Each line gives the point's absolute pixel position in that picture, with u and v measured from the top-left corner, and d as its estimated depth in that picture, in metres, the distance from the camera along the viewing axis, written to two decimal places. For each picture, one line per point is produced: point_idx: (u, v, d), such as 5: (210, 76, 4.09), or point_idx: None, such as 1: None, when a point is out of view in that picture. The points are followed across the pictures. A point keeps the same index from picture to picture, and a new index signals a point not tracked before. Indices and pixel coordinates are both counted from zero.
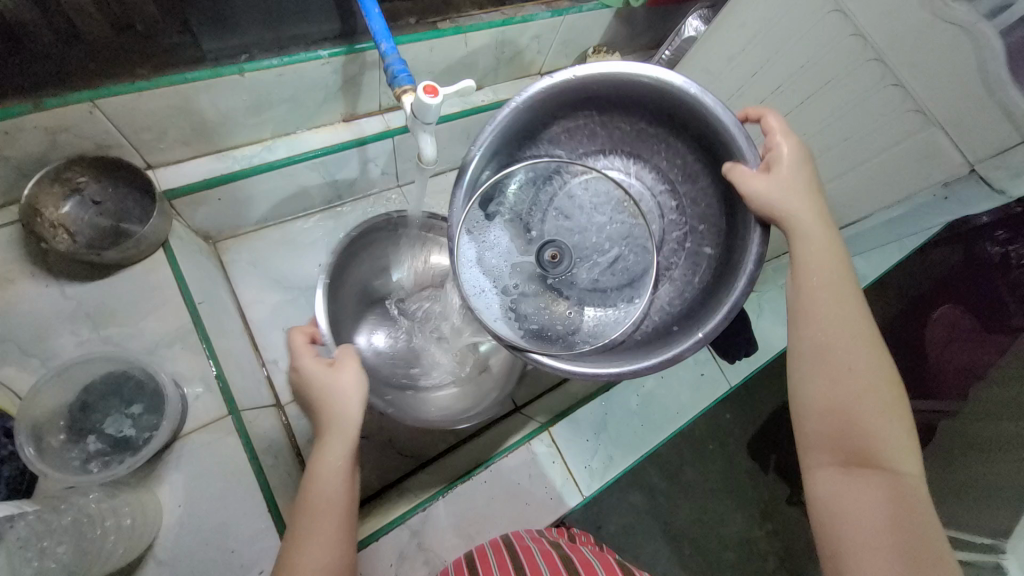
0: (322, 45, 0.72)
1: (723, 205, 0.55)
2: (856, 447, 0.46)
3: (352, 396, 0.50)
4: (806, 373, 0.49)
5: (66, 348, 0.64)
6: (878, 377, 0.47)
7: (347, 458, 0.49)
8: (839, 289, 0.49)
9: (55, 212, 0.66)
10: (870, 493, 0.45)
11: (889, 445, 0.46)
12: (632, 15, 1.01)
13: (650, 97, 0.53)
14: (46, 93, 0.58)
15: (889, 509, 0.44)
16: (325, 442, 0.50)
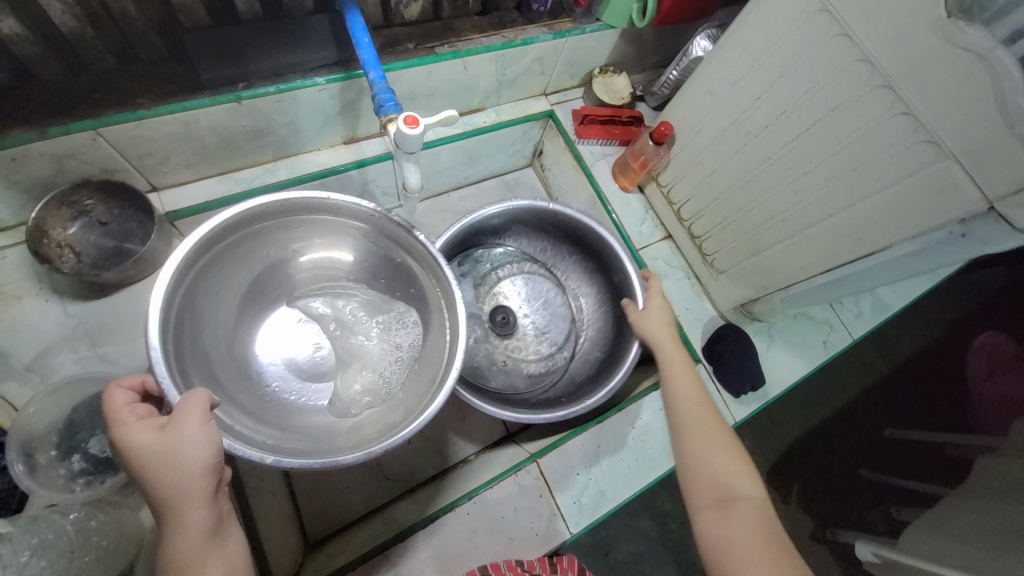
0: (319, 72, 0.73)
1: (615, 329, 0.90)
2: (721, 486, 0.58)
3: (195, 459, 0.42)
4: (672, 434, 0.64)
5: (65, 364, 0.66)
6: (721, 430, 0.62)
7: (205, 528, 0.43)
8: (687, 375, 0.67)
9: (61, 233, 0.70)
10: (740, 520, 0.55)
11: (738, 484, 0.58)
12: (639, 35, 0.99)
13: (580, 236, 0.91)
14: (51, 123, 0.61)
15: (758, 531, 0.54)
16: (172, 521, 0.42)
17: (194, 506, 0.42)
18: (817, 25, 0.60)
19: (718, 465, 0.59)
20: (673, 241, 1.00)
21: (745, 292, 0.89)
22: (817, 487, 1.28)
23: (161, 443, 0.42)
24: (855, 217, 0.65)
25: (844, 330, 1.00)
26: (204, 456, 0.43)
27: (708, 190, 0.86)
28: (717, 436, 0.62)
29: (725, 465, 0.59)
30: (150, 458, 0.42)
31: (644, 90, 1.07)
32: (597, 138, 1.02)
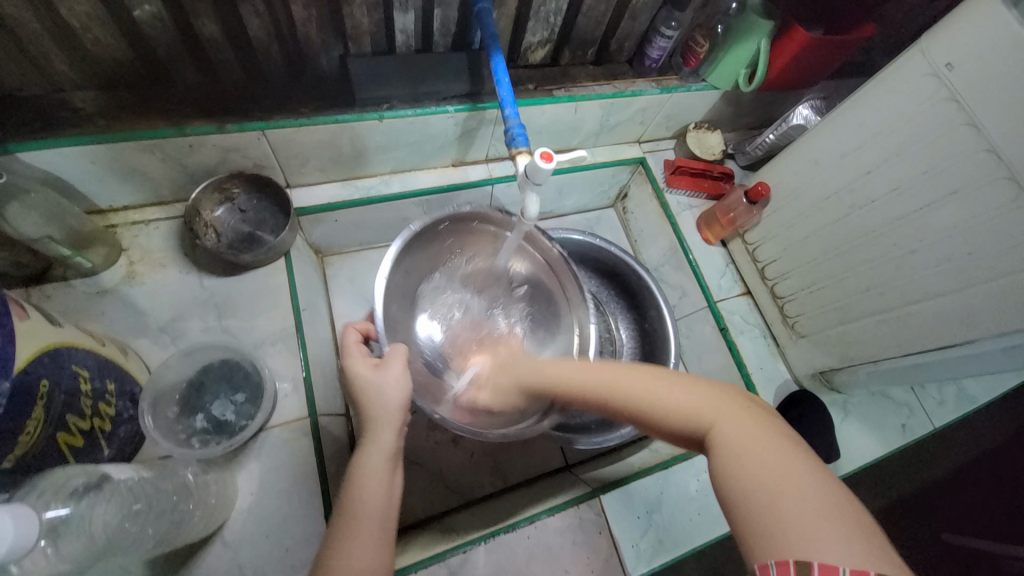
0: (450, 102, 0.81)
1: None
2: (731, 454, 0.41)
3: (394, 398, 0.57)
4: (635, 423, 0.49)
5: (192, 331, 0.74)
6: (666, 388, 0.48)
7: (389, 456, 0.54)
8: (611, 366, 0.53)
9: (210, 214, 0.78)
10: (770, 480, 0.38)
11: (736, 437, 0.42)
12: (739, 98, 1.03)
13: (632, 279, 1.00)
14: (227, 119, 0.70)
15: (792, 475, 0.38)
16: (369, 442, 0.55)
17: (385, 432, 0.56)
18: (941, 111, 0.62)
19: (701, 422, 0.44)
20: (751, 298, 1.00)
21: (825, 359, 0.88)
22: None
23: (374, 377, 0.57)
24: (966, 301, 0.65)
25: (925, 416, 0.96)
26: (402, 395, 0.58)
27: (799, 254, 0.87)
28: (681, 393, 0.47)
29: (709, 416, 0.44)
30: (368, 388, 0.57)
31: (736, 148, 1.10)
32: (686, 188, 1.05)
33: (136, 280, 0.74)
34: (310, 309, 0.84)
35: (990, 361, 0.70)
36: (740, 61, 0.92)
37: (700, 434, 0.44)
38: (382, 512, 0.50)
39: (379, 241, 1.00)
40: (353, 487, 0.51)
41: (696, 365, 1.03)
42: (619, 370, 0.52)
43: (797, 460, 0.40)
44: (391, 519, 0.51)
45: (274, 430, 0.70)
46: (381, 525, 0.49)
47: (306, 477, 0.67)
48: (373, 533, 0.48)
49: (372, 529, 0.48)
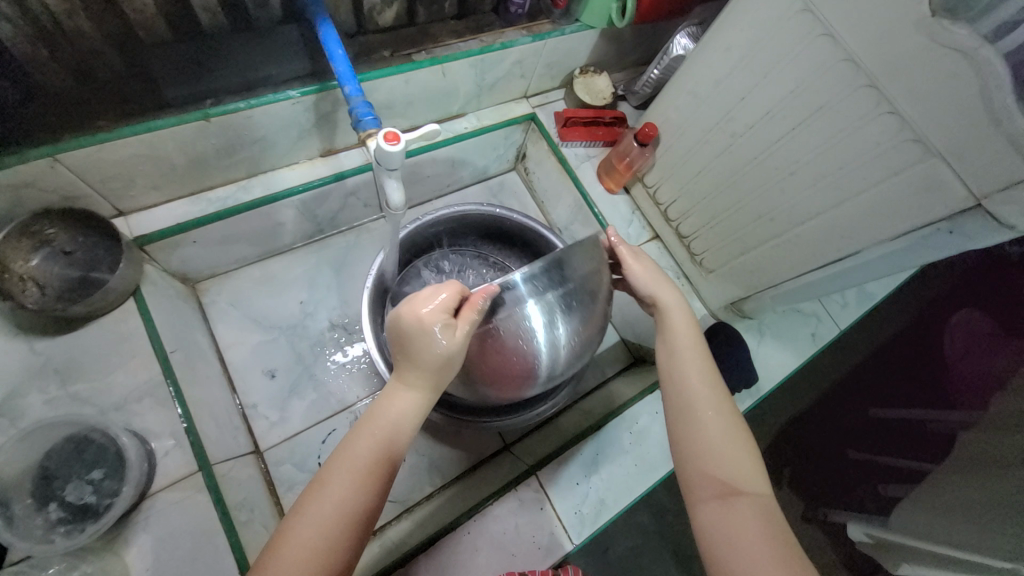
0: (291, 85, 0.70)
1: None
2: (722, 475, 0.54)
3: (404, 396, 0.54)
4: (691, 433, 0.57)
5: (32, 407, 0.62)
6: (726, 422, 0.57)
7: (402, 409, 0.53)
8: (715, 377, 0.61)
9: (22, 265, 0.66)
10: (740, 509, 0.51)
11: (738, 472, 0.54)
12: (620, 34, 0.98)
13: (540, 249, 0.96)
14: (3, 151, 0.57)
15: (767, 527, 0.50)
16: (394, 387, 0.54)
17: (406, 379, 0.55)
18: (800, 24, 0.60)
19: (712, 435, 0.56)
20: (661, 241, 0.99)
21: (733, 291, 0.89)
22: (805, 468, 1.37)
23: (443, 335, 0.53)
24: (846, 215, 0.65)
25: (831, 321, 1.00)
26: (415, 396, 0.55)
27: (693, 191, 0.86)
28: (725, 429, 0.56)
29: (733, 467, 0.54)
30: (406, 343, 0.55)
31: (626, 89, 1.06)
32: (581, 140, 1.00)
33: None
34: (185, 348, 0.73)
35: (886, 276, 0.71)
36: None
37: (724, 477, 0.54)
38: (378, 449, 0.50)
39: (258, 254, 0.89)
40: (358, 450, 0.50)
41: (619, 318, 1.02)
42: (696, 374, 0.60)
43: (778, 524, 0.50)
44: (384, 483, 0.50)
45: (160, 494, 0.62)
46: (369, 476, 0.48)
47: (209, 537, 0.60)
48: (355, 491, 0.47)
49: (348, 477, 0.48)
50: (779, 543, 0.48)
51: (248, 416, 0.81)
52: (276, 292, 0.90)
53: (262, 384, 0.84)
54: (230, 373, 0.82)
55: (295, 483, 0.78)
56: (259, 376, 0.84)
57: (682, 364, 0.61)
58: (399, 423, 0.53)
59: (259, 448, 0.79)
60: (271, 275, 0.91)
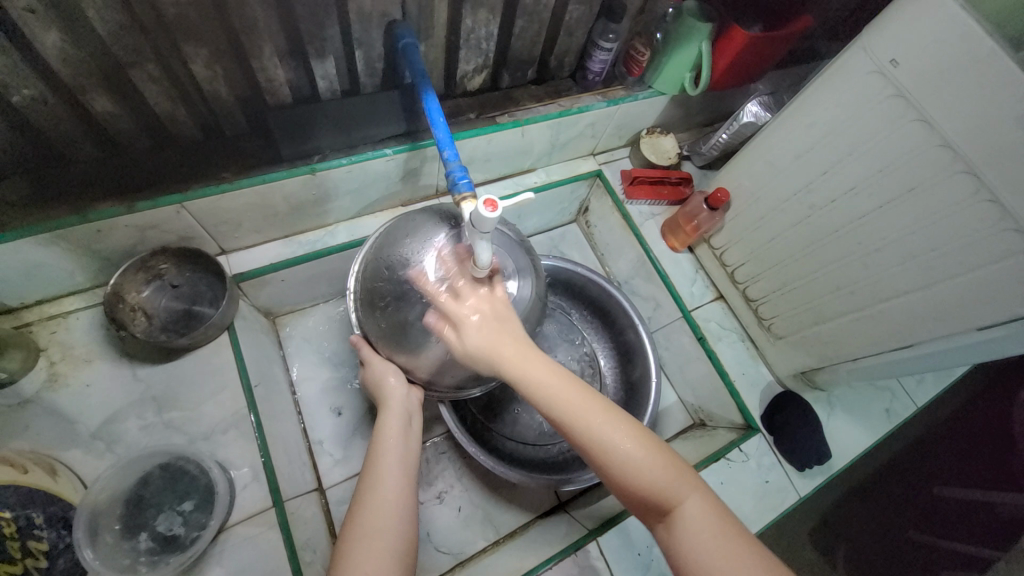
0: (387, 143, 0.76)
1: (628, 390, 0.94)
2: (650, 496, 0.52)
3: (395, 424, 0.64)
4: (612, 467, 0.53)
5: (130, 432, 0.66)
6: (634, 436, 0.54)
7: (398, 430, 0.64)
8: (583, 395, 0.54)
9: (135, 296, 0.71)
10: (685, 522, 0.51)
11: (665, 484, 0.52)
12: (689, 100, 1.01)
13: (606, 304, 0.97)
14: (139, 196, 0.63)
15: (715, 523, 0.51)
16: (387, 415, 0.65)
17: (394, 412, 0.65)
18: (892, 107, 0.61)
19: (631, 462, 0.52)
20: (725, 302, 0.98)
21: (804, 360, 0.86)
22: (862, 546, 1.27)
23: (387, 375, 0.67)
24: (938, 296, 0.63)
25: (907, 397, 0.95)
26: (405, 413, 0.66)
27: (764, 256, 0.86)
28: (632, 444, 0.53)
29: (665, 480, 0.52)
30: (382, 383, 0.68)
31: (691, 150, 1.08)
32: (646, 198, 1.02)
33: (61, 383, 0.66)
34: (265, 382, 0.77)
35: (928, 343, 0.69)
36: (682, 65, 0.90)
37: (669, 504, 0.52)
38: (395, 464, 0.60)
39: (334, 293, 0.94)
40: (381, 451, 0.62)
41: (678, 376, 1.01)
42: (558, 389, 0.54)
43: (726, 523, 0.51)
44: (410, 470, 0.61)
45: (235, 529, 0.63)
46: (397, 474, 0.59)
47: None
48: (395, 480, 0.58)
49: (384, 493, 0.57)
50: (724, 542, 0.49)
51: (314, 452, 0.83)
52: (347, 330, 0.94)
53: (328, 421, 0.86)
54: (300, 407, 0.85)
55: None
56: (326, 412, 0.86)
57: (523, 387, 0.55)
58: (399, 442, 0.63)
59: (322, 486, 0.80)
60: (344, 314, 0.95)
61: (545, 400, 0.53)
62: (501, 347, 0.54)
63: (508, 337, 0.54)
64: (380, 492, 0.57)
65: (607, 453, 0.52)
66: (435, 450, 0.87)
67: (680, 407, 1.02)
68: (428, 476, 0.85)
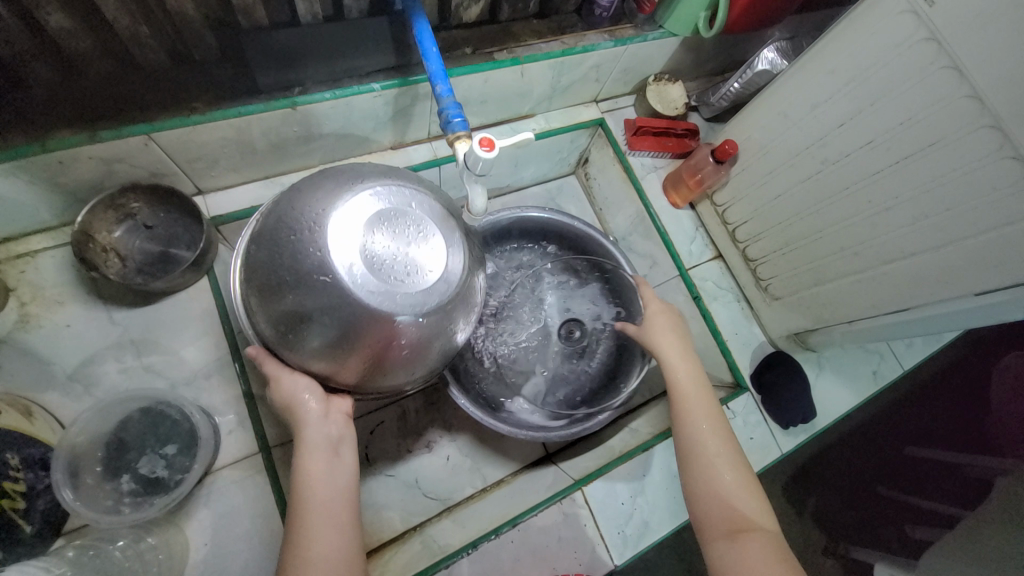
0: (374, 77, 0.70)
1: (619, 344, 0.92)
2: (732, 513, 0.58)
3: (320, 462, 0.53)
4: (721, 475, 0.61)
5: (109, 375, 0.64)
6: (738, 464, 0.62)
7: (326, 467, 0.53)
8: (714, 415, 0.66)
9: (106, 236, 0.67)
10: (749, 545, 0.56)
11: (750, 509, 0.59)
12: (701, 43, 0.94)
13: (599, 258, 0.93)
14: (102, 125, 0.58)
15: (775, 562, 0.54)
16: (307, 450, 0.53)
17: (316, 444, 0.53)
18: (922, 54, 0.56)
19: (729, 480, 0.61)
20: (723, 261, 0.96)
21: (799, 321, 0.85)
22: (829, 499, 1.33)
23: (300, 400, 0.52)
24: (944, 259, 0.61)
25: (895, 360, 0.96)
26: (337, 434, 0.54)
27: (769, 214, 0.83)
28: (735, 472, 0.61)
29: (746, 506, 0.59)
30: (293, 403, 0.53)
31: (699, 100, 1.02)
32: (649, 150, 0.98)
33: (32, 324, 0.63)
34: None
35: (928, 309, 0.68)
36: (699, 3, 0.82)
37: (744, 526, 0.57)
38: (332, 507, 0.52)
39: None
40: (306, 500, 0.52)
41: None
42: (708, 420, 0.65)
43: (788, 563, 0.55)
44: (344, 515, 0.52)
45: (222, 472, 0.63)
46: (337, 520, 0.52)
47: (265, 519, 0.62)
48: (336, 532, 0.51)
49: (327, 544, 0.50)
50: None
51: None
52: None
53: None
54: None
55: None
56: None
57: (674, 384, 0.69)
58: (331, 484, 0.53)
59: None
60: None
61: (680, 396, 0.67)
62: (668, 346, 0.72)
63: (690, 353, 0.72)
64: (313, 558, 0.49)
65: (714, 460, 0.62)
66: (424, 401, 0.87)
67: None
68: (417, 426, 0.85)
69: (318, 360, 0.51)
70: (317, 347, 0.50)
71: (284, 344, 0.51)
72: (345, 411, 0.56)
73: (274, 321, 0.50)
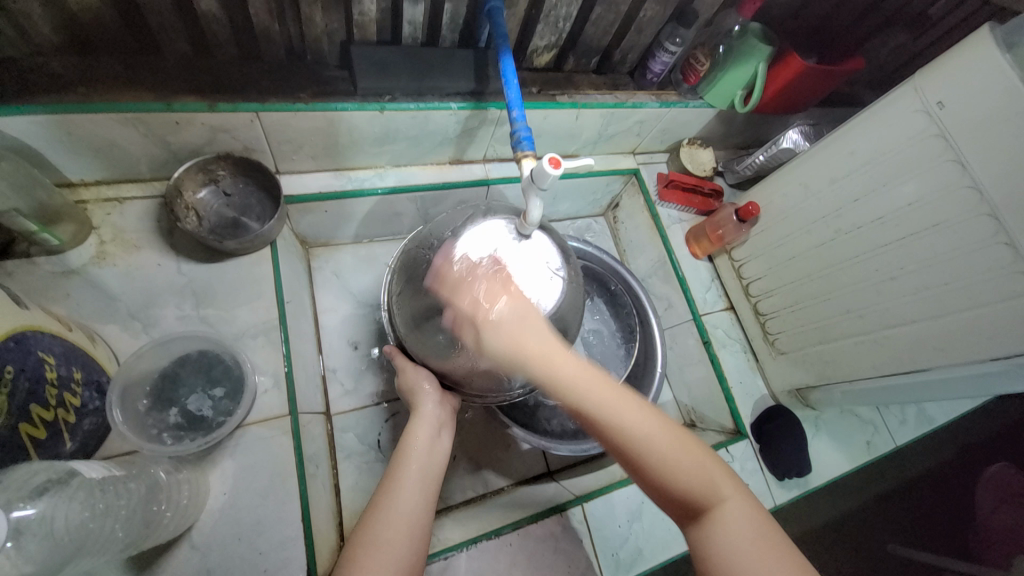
0: (453, 98, 0.79)
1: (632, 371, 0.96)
2: (691, 495, 0.51)
3: (424, 436, 0.62)
4: (659, 465, 0.51)
5: (167, 320, 0.69)
6: (673, 437, 0.52)
7: (429, 438, 0.62)
8: (628, 398, 0.52)
9: (191, 196, 0.74)
10: (727, 517, 0.50)
11: (691, 485, 0.51)
12: (734, 118, 1.06)
13: (616, 287, 1.02)
14: (220, 98, 0.66)
15: (757, 525, 0.50)
16: (415, 420, 0.63)
17: (421, 421, 0.62)
18: (930, 147, 0.65)
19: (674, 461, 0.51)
20: (734, 313, 1.03)
21: (803, 378, 0.91)
22: None
23: (417, 379, 0.65)
24: (942, 327, 0.68)
25: (888, 433, 1.00)
26: (438, 420, 0.64)
27: (783, 273, 0.90)
28: (689, 462, 0.52)
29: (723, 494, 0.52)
30: (415, 389, 0.65)
31: (726, 166, 1.12)
32: (676, 203, 1.08)
33: (108, 261, 0.69)
34: (296, 301, 0.80)
35: (927, 378, 0.73)
36: (736, 82, 0.95)
37: (721, 514, 0.50)
38: (421, 472, 0.58)
39: (368, 235, 0.97)
40: (405, 460, 0.59)
41: (677, 377, 1.05)
42: (630, 416, 0.51)
43: (770, 530, 0.50)
44: (431, 481, 0.59)
45: (253, 427, 0.66)
46: (424, 484, 0.58)
47: (284, 477, 0.64)
48: (419, 493, 0.56)
49: (410, 493, 0.56)
50: (765, 535, 0.49)
51: (326, 378, 0.85)
52: (373, 272, 0.96)
53: (344, 352, 0.88)
54: (319, 335, 0.87)
55: (353, 453, 0.81)
56: (342, 346, 0.88)
57: (574, 397, 0.51)
58: (427, 458, 0.60)
59: (330, 413, 0.83)
60: (373, 257, 0.98)
61: (573, 395, 0.51)
62: (550, 353, 0.51)
63: (584, 362, 0.52)
64: (395, 506, 0.54)
65: (644, 446, 0.51)
66: None
67: (674, 406, 1.06)
68: None
69: (435, 354, 0.63)
70: (432, 338, 0.61)
71: (413, 336, 0.64)
72: (451, 405, 0.67)
73: (409, 312, 0.63)
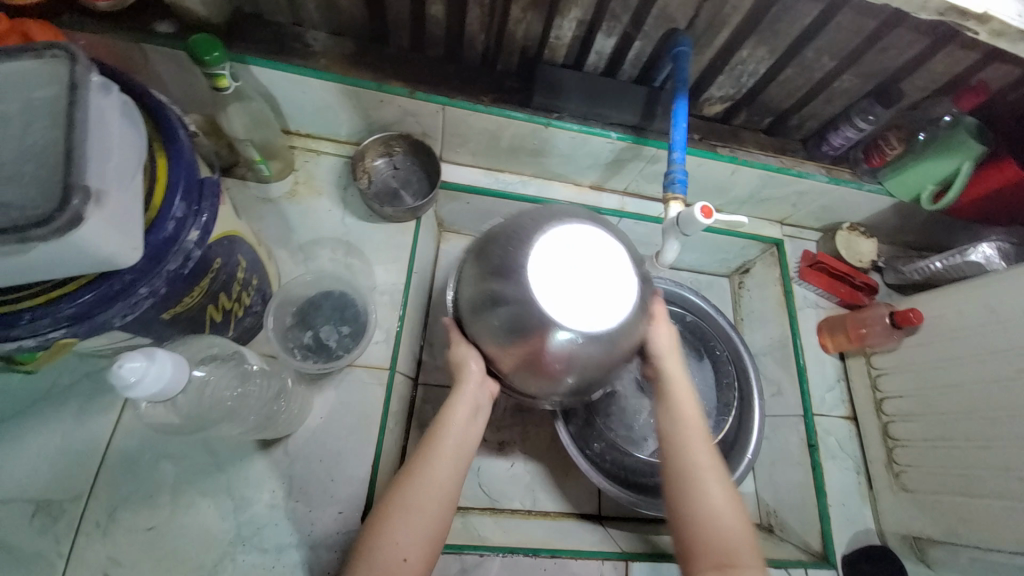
0: (615, 128, 0.82)
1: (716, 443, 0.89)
2: (722, 544, 0.57)
3: (463, 411, 0.63)
4: (709, 507, 0.59)
5: (321, 258, 0.81)
6: (732, 500, 0.60)
7: (466, 417, 0.63)
8: (709, 450, 0.63)
9: (370, 162, 0.86)
10: None
11: (731, 541, 0.57)
12: (915, 212, 0.94)
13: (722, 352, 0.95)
14: (420, 88, 0.77)
15: None
16: (455, 396, 0.63)
17: (460, 399, 0.63)
18: None
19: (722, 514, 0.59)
20: (856, 425, 0.90)
21: (925, 526, 0.77)
22: None
23: (466, 356, 0.64)
24: None
25: None
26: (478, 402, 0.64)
27: (931, 399, 0.78)
28: (733, 523, 0.58)
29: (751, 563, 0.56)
30: (463, 365, 0.65)
31: (888, 263, 0.99)
32: (819, 286, 0.97)
33: (295, 199, 0.83)
34: (421, 273, 0.88)
35: None
36: (929, 175, 0.84)
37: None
38: (454, 450, 0.61)
39: None
40: (442, 433, 0.61)
41: (765, 471, 0.94)
42: (704, 462, 0.62)
43: None
44: (462, 459, 0.61)
45: (357, 370, 0.74)
46: (453, 463, 0.60)
47: (369, 423, 0.71)
48: (447, 471, 0.59)
49: (442, 468, 0.59)
50: None
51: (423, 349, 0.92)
52: None
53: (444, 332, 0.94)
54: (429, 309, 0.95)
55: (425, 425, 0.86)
56: None
57: (671, 418, 0.64)
58: (461, 436, 0.62)
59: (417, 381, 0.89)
60: None
61: (670, 414, 0.65)
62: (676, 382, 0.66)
63: (693, 404, 0.65)
64: (430, 477, 0.58)
65: (702, 486, 0.60)
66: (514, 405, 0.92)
67: (753, 501, 0.95)
68: (499, 422, 0.90)
69: (493, 342, 0.61)
70: (494, 326, 0.59)
71: (475, 322, 0.62)
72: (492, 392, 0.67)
73: (475, 294, 0.61)
